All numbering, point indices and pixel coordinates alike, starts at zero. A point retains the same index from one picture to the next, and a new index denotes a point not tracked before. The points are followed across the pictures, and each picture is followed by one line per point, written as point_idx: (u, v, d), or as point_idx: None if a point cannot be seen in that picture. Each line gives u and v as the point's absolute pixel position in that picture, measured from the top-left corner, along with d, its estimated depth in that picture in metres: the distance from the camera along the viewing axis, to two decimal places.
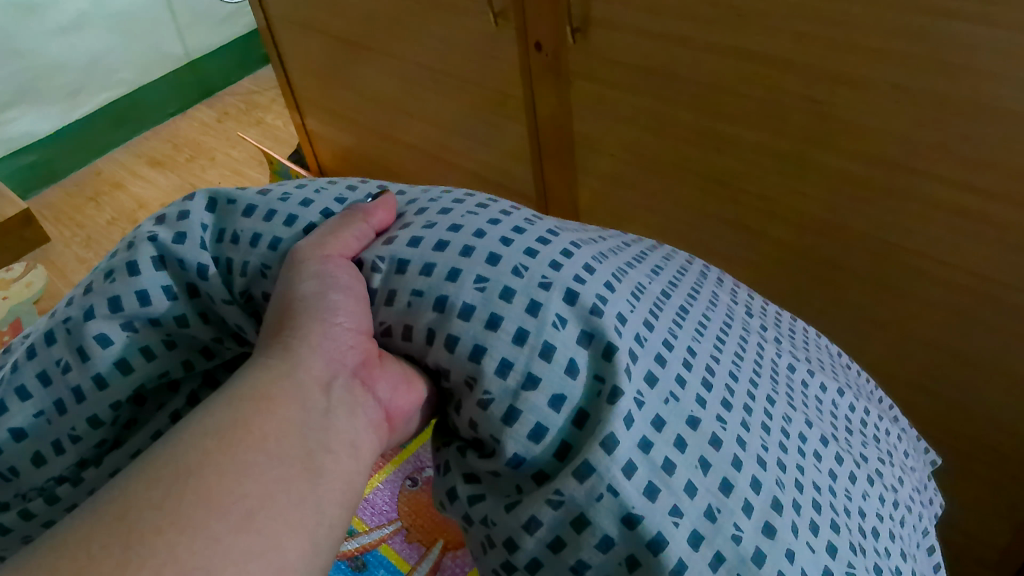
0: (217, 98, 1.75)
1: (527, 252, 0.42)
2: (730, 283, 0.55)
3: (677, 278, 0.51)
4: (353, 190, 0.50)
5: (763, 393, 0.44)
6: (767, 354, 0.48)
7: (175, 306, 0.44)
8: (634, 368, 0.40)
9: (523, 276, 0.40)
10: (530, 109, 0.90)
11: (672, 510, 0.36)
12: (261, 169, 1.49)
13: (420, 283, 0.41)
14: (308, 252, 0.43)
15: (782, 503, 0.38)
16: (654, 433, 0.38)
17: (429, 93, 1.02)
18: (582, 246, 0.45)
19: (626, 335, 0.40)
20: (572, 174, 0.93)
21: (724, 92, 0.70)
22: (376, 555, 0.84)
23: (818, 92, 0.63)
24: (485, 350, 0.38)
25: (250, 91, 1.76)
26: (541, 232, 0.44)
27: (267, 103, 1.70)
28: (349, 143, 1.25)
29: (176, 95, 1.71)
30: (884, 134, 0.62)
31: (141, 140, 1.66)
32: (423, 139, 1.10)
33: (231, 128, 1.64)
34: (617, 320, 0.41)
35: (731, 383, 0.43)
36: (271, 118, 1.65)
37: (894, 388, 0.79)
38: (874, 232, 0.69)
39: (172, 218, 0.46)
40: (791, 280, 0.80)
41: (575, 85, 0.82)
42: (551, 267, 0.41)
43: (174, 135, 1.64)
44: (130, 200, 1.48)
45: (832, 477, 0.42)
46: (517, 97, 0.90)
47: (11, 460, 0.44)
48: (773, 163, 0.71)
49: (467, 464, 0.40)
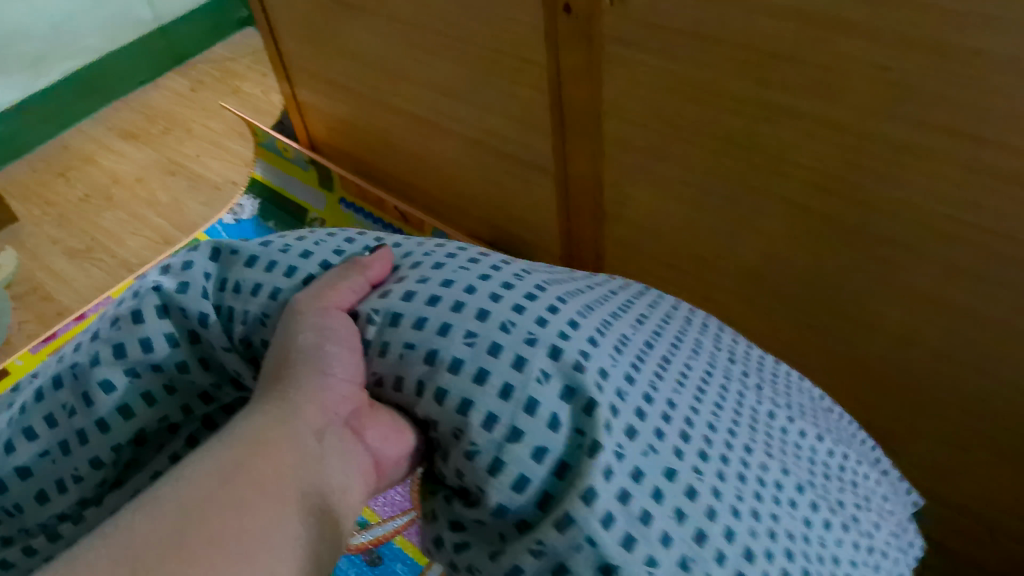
0: (190, 65, 1.67)
1: (515, 305, 0.40)
2: (714, 326, 0.52)
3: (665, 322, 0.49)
4: (349, 243, 0.47)
5: (743, 440, 0.42)
6: (749, 396, 0.46)
7: (177, 352, 0.41)
8: (615, 420, 0.37)
9: (511, 331, 0.39)
10: (556, 80, 0.76)
11: (647, 561, 0.34)
12: (243, 141, 1.42)
13: (412, 336, 0.39)
14: (303, 303, 0.41)
15: (751, 551, 0.36)
16: (634, 484, 0.36)
17: (436, 59, 0.87)
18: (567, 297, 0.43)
19: (609, 387, 0.38)
20: (597, 156, 0.79)
21: (789, 65, 0.56)
22: (392, 548, 0.82)
23: (914, 72, 0.50)
24: (471, 403, 0.36)
25: (224, 59, 1.66)
26: (528, 285, 0.42)
27: (244, 71, 1.61)
28: (343, 113, 1.11)
29: (145, 63, 1.61)
30: (997, 127, 0.49)
31: (111, 111, 1.58)
32: (421, 106, 0.97)
33: (208, 97, 1.55)
34: (599, 372, 0.39)
35: (709, 430, 0.41)
36: (249, 87, 1.56)
37: (981, 407, 0.64)
38: (961, 216, 0.55)
39: (175, 267, 0.43)
40: (858, 274, 0.65)
41: (606, 54, 0.68)
42: (537, 322, 0.39)
43: (145, 106, 1.55)
44: (102, 174, 1.40)
45: (809, 525, 0.40)
46: (538, 65, 0.76)
47: (14, 497, 0.40)
48: (849, 156, 0.58)
49: (453, 512, 0.38)
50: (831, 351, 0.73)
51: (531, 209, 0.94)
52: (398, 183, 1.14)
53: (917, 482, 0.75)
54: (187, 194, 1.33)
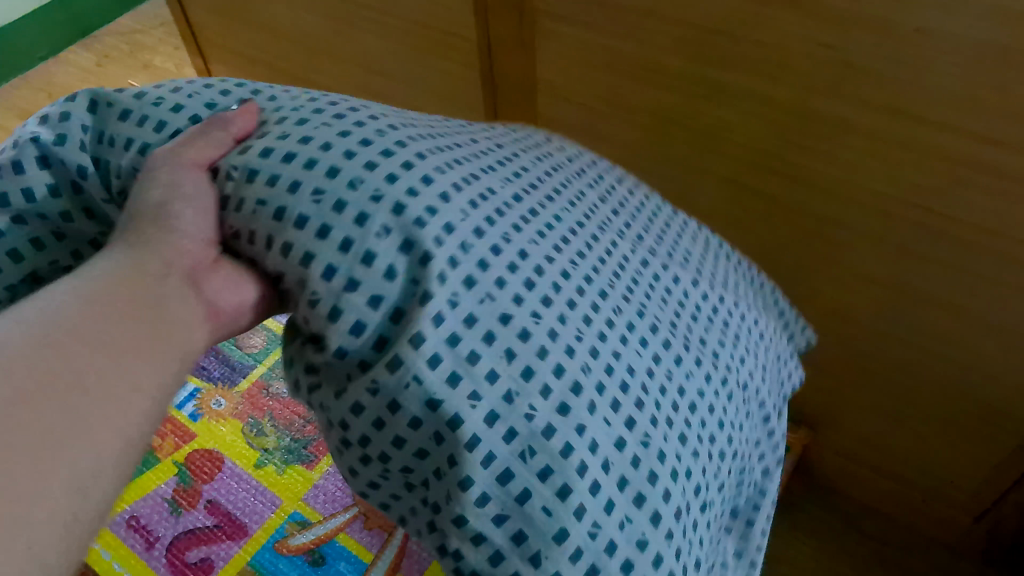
0: (95, 39, 1.54)
1: (378, 150, 0.33)
2: (632, 193, 0.45)
3: (573, 179, 0.42)
4: (226, 94, 0.38)
5: (628, 298, 0.36)
6: (630, 234, 0.40)
7: (53, 201, 0.35)
8: (458, 263, 0.31)
9: (357, 182, 0.31)
10: (486, 54, 0.72)
11: (470, 399, 0.29)
12: None
13: (262, 192, 0.32)
14: (158, 157, 0.33)
15: (591, 391, 0.31)
16: (471, 334, 0.30)
17: (360, 33, 0.82)
18: (442, 144, 0.36)
19: (461, 231, 0.32)
20: None
21: (726, 40, 0.54)
22: (335, 546, 0.79)
23: (856, 49, 0.49)
24: (310, 253, 0.30)
25: (133, 31, 1.55)
26: (398, 133, 0.34)
27: (155, 44, 1.51)
28: None
29: (47, 37, 1.49)
30: (935, 104, 0.49)
31: (10, 89, 1.44)
32: (346, 83, 0.91)
33: (116, 72, 1.45)
34: (448, 220, 0.32)
35: (574, 261, 0.35)
36: (161, 61, 1.46)
37: (916, 377, 0.65)
38: (901, 194, 0.55)
39: (51, 115, 0.36)
40: (800, 253, 0.64)
41: (540, 27, 0.65)
42: (386, 166, 0.32)
43: (46, 82, 1.44)
44: None
45: (678, 372, 0.34)
46: (468, 38, 0.72)
47: None
48: (789, 136, 0.57)
49: (307, 357, 0.33)
50: None
51: None
52: None
53: (856, 454, 0.76)
54: None
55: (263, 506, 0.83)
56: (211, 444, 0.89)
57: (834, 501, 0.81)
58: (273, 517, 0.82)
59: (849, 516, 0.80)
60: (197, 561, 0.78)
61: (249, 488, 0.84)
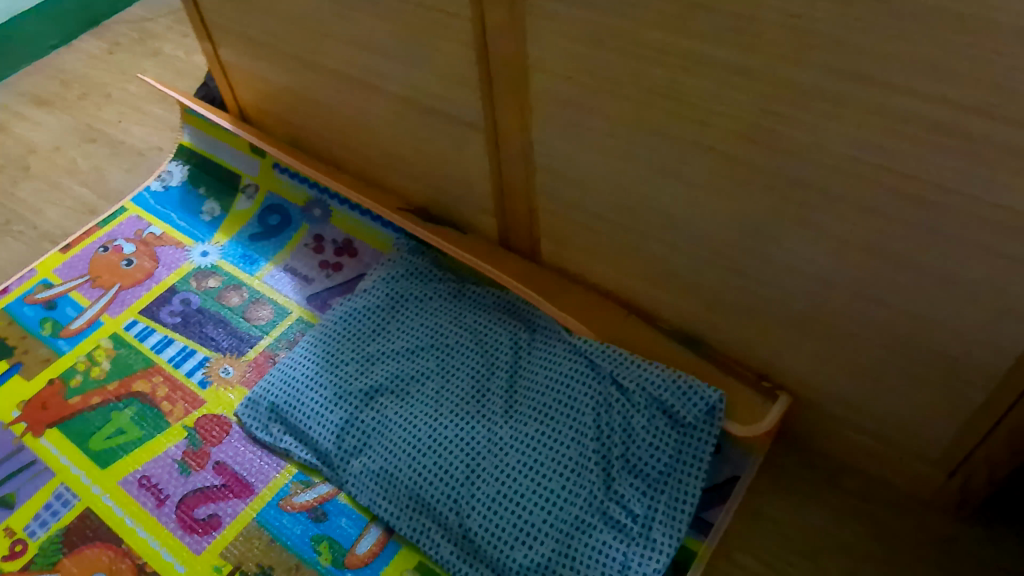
0: (106, 28, 1.56)
1: (342, 478, 0.84)
2: (449, 373, 0.87)
3: (429, 409, 0.84)
4: None
5: (495, 487, 0.77)
6: (562, 405, 0.80)
7: None
8: (416, 531, 0.79)
9: (363, 499, 0.82)
10: (479, 32, 0.74)
11: None
12: (165, 106, 1.38)
13: (323, 509, 0.83)
14: None
15: (512, 538, 0.74)
16: (459, 550, 0.77)
17: (357, 15, 0.85)
18: (357, 466, 0.83)
19: (409, 522, 0.79)
20: (524, 110, 0.78)
21: (702, 14, 0.57)
22: (336, 504, 0.83)
23: (824, 16, 0.51)
24: None
25: (141, 19, 1.57)
26: (350, 474, 0.83)
27: (163, 31, 1.54)
28: (268, 75, 1.08)
29: (60, 25, 1.51)
30: (901, 69, 0.51)
31: (23, 77, 1.47)
32: (344, 64, 0.94)
33: (125, 59, 1.48)
34: (404, 523, 0.79)
35: (528, 404, 0.82)
36: (170, 48, 1.49)
37: (891, 337, 0.68)
38: (868, 156, 0.57)
39: None
40: (777, 215, 0.67)
41: (528, 5, 0.67)
42: (367, 486, 0.82)
43: (59, 70, 1.48)
44: (17, 143, 1.34)
45: (555, 487, 0.76)
46: (460, 17, 0.75)
47: None
48: (764, 103, 0.59)
49: None
50: (753, 292, 0.75)
51: (461, 168, 0.93)
52: (326, 145, 1.12)
53: (837, 415, 0.79)
54: (110, 162, 1.28)
55: (269, 466, 0.86)
56: (219, 409, 0.92)
57: (816, 460, 0.83)
58: (278, 477, 0.85)
59: (829, 474, 0.82)
60: (206, 517, 0.82)
61: (256, 449, 0.88)
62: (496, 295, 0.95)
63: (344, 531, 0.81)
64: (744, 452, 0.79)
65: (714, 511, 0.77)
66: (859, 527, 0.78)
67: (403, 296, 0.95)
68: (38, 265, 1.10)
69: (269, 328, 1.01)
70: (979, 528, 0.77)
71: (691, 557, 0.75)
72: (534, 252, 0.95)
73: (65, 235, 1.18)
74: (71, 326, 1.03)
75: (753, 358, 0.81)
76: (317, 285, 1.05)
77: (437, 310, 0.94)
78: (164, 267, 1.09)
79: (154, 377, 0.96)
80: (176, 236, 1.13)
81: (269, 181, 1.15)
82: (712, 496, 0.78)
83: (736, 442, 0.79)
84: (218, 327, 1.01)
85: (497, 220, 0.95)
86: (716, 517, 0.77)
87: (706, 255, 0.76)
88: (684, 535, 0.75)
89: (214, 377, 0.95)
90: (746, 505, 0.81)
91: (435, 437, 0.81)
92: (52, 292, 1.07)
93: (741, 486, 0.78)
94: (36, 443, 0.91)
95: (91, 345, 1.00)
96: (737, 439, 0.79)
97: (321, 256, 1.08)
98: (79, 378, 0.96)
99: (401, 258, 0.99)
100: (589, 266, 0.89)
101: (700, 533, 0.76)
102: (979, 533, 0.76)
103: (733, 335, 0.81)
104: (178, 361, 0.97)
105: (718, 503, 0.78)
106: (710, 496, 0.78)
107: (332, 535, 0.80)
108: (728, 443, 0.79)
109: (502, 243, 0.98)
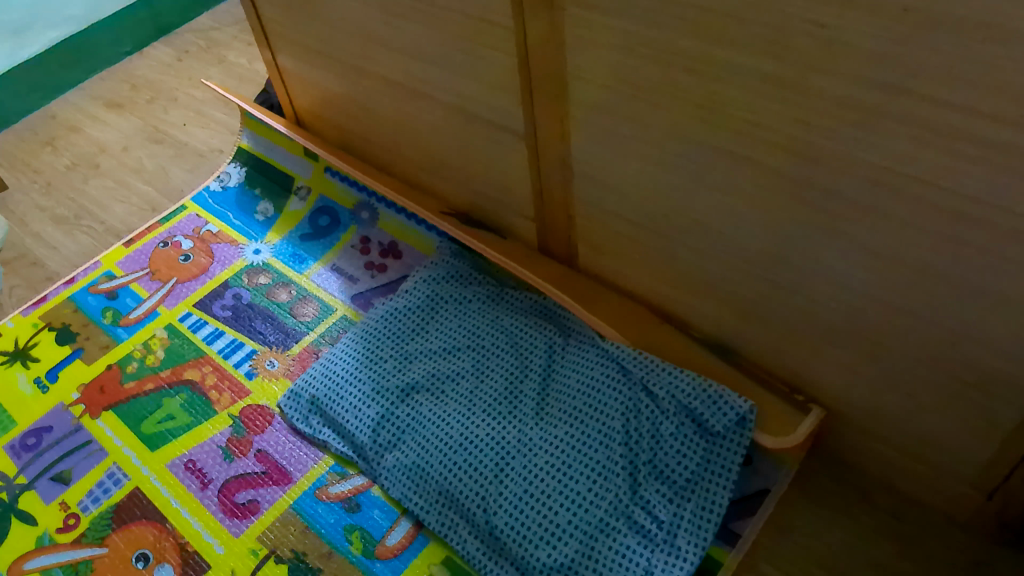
0: (175, 36, 1.64)
1: (376, 471, 0.86)
2: (483, 373, 0.89)
3: (462, 408, 0.86)
4: None
5: (522, 486, 0.78)
6: (591, 409, 0.81)
7: None
8: (444, 526, 0.81)
9: (394, 492, 0.84)
10: (522, 42, 0.76)
11: None
12: (227, 110, 1.44)
13: (357, 500, 0.85)
14: None
15: (537, 536, 0.75)
16: (486, 546, 0.79)
17: (405, 24, 0.88)
18: (391, 459, 0.85)
19: (438, 517, 0.81)
20: (563, 118, 0.80)
21: (735, 25, 0.58)
22: (369, 496, 0.85)
23: (854, 27, 0.52)
24: None
25: (208, 28, 1.65)
26: (384, 467, 0.85)
27: (228, 40, 1.61)
28: (323, 82, 1.12)
29: (131, 33, 1.59)
30: (931, 80, 0.51)
31: (96, 81, 1.56)
32: (393, 72, 0.97)
33: (192, 66, 1.55)
34: (434, 518, 0.81)
35: (559, 406, 0.83)
36: (234, 56, 1.56)
37: (924, 352, 0.67)
38: (900, 167, 0.57)
39: None
40: (809, 226, 0.67)
41: (567, 15, 0.69)
42: (399, 479, 0.84)
43: (130, 75, 1.56)
44: (89, 142, 1.41)
45: (582, 489, 0.76)
46: (503, 26, 0.77)
47: None
48: (796, 113, 0.60)
49: None
50: (786, 304, 0.75)
51: (502, 174, 0.95)
52: (375, 150, 1.16)
53: (870, 431, 0.78)
54: (173, 162, 1.35)
55: (308, 456, 0.89)
56: (264, 400, 0.96)
57: (849, 476, 0.83)
58: (317, 466, 0.88)
59: (861, 490, 0.81)
60: (246, 502, 0.86)
61: (296, 440, 0.91)
62: (533, 299, 0.96)
63: (375, 523, 0.83)
64: (776, 465, 0.79)
65: (741, 522, 0.78)
66: (889, 545, 0.77)
67: (443, 297, 0.98)
68: (102, 258, 1.17)
69: (314, 324, 1.04)
70: (1015, 553, 0.75)
71: (715, 566, 0.76)
72: (572, 258, 0.97)
73: (129, 230, 1.25)
74: (130, 316, 1.08)
75: (787, 370, 0.81)
76: (362, 285, 1.08)
77: (475, 311, 0.96)
78: (218, 264, 1.14)
79: (204, 367, 1.00)
80: (231, 234, 1.18)
81: (321, 184, 1.20)
82: (740, 508, 0.79)
83: (767, 454, 0.79)
84: (266, 322, 1.05)
85: (537, 226, 0.97)
86: (743, 529, 0.77)
87: (740, 265, 0.76)
88: (709, 544, 0.75)
89: (260, 369, 0.99)
90: (773, 517, 0.80)
91: (467, 435, 0.83)
92: (114, 283, 1.13)
93: (771, 499, 0.79)
94: (92, 424, 0.96)
95: (147, 334, 1.05)
96: (769, 451, 0.79)
97: (366, 257, 1.11)
98: (135, 365, 1.02)
99: (443, 261, 1.02)
100: (625, 274, 0.90)
101: (726, 543, 0.77)
102: (1014, 558, 0.74)
103: (766, 346, 0.81)
104: (227, 353, 1.01)
105: (746, 515, 0.78)
106: (738, 507, 0.79)
107: (363, 526, 0.83)
108: (759, 455, 0.79)
109: (541, 249, 1.00)
